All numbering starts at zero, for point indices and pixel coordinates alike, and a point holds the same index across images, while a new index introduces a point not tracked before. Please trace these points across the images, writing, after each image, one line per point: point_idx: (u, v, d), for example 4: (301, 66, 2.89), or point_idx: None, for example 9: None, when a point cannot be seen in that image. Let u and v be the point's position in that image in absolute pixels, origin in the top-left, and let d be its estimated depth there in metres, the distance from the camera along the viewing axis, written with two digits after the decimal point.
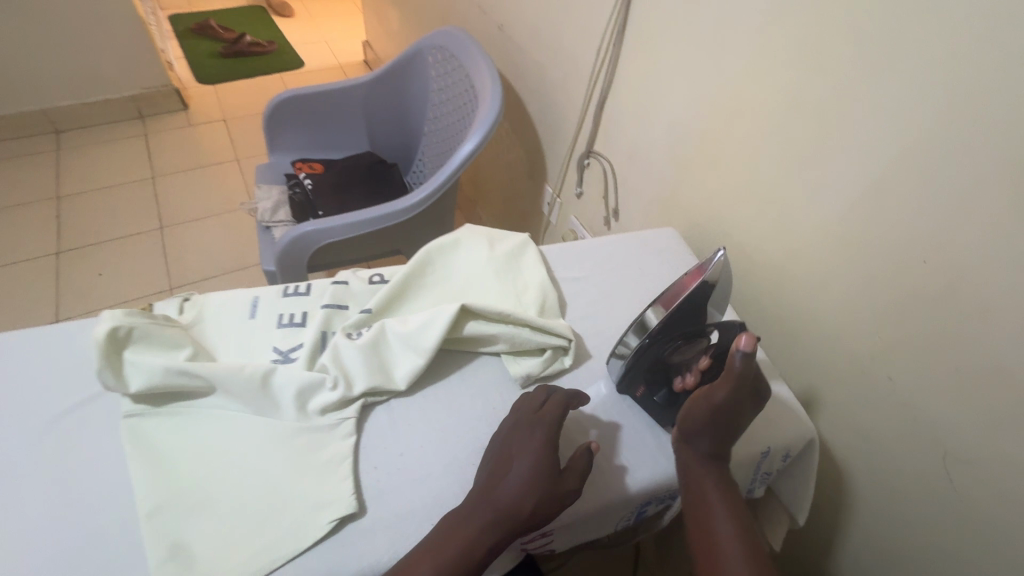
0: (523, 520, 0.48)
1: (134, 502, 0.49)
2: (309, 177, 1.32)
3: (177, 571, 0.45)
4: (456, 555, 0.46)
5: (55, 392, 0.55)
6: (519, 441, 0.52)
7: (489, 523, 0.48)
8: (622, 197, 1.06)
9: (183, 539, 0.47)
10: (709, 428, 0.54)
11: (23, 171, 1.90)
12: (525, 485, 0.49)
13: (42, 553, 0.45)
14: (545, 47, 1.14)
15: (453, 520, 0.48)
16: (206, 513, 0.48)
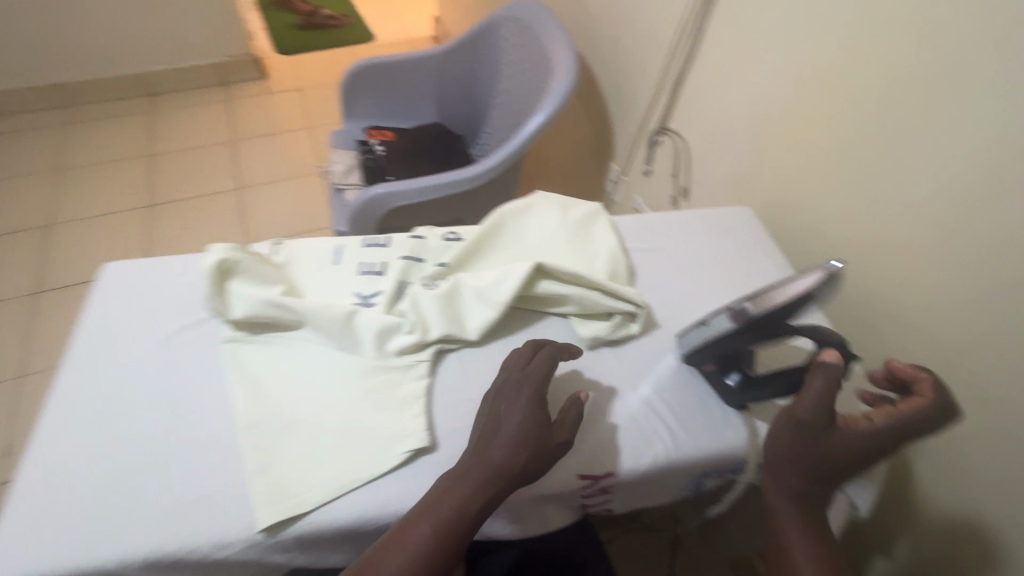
0: (517, 471, 0.48)
1: (233, 416, 0.54)
2: (381, 143, 1.38)
3: (270, 480, 0.50)
4: (455, 514, 0.45)
5: (167, 315, 0.61)
6: (507, 402, 0.51)
7: (486, 478, 0.47)
8: (693, 176, 1.04)
9: (275, 453, 0.51)
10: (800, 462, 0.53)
11: (119, 130, 2.05)
12: (516, 437, 0.48)
13: (158, 451, 0.51)
14: (622, 20, 1.11)
15: (451, 478, 0.47)
16: (295, 433, 0.53)
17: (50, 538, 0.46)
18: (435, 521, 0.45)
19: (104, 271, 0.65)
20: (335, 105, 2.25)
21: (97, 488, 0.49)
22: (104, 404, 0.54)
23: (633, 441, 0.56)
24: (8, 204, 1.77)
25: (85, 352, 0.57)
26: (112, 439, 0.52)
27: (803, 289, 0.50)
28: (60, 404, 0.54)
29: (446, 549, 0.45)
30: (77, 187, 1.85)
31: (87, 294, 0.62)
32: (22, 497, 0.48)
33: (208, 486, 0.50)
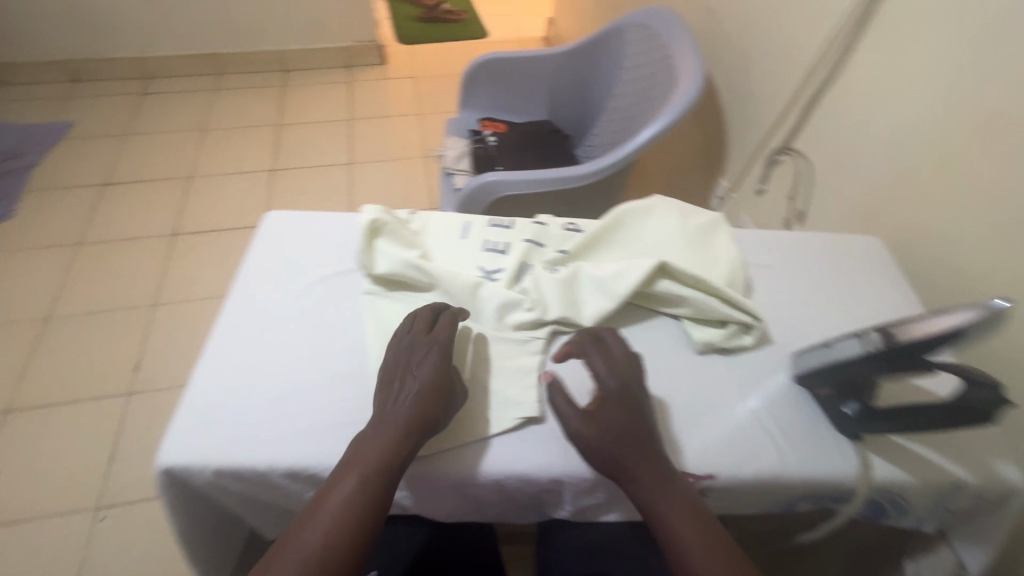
0: (424, 423, 0.52)
1: (367, 360, 0.60)
2: (493, 135, 1.44)
3: None
4: (366, 470, 0.48)
5: (317, 264, 0.69)
6: (414, 360, 0.55)
7: (397, 437, 0.50)
8: (813, 200, 1.01)
9: None
10: (619, 442, 0.51)
11: (256, 100, 2.27)
12: (423, 395, 0.52)
13: (305, 378, 0.58)
14: (757, 35, 1.09)
15: (363, 442, 0.50)
16: None
17: (212, 435, 0.54)
18: (359, 477, 0.48)
19: (266, 217, 0.74)
20: (445, 95, 2.36)
21: (254, 399, 0.56)
22: (263, 331, 0.62)
23: (737, 446, 0.56)
24: (159, 154, 2.02)
25: (249, 285, 0.66)
26: (267, 361, 0.59)
27: (948, 326, 0.47)
28: (226, 324, 0.62)
29: (366, 504, 0.47)
30: (216, 146, 2.07)
31: (253, 235, 0.72)
32: (194, 396, 0.56)
33: (344, 416, 0.56)
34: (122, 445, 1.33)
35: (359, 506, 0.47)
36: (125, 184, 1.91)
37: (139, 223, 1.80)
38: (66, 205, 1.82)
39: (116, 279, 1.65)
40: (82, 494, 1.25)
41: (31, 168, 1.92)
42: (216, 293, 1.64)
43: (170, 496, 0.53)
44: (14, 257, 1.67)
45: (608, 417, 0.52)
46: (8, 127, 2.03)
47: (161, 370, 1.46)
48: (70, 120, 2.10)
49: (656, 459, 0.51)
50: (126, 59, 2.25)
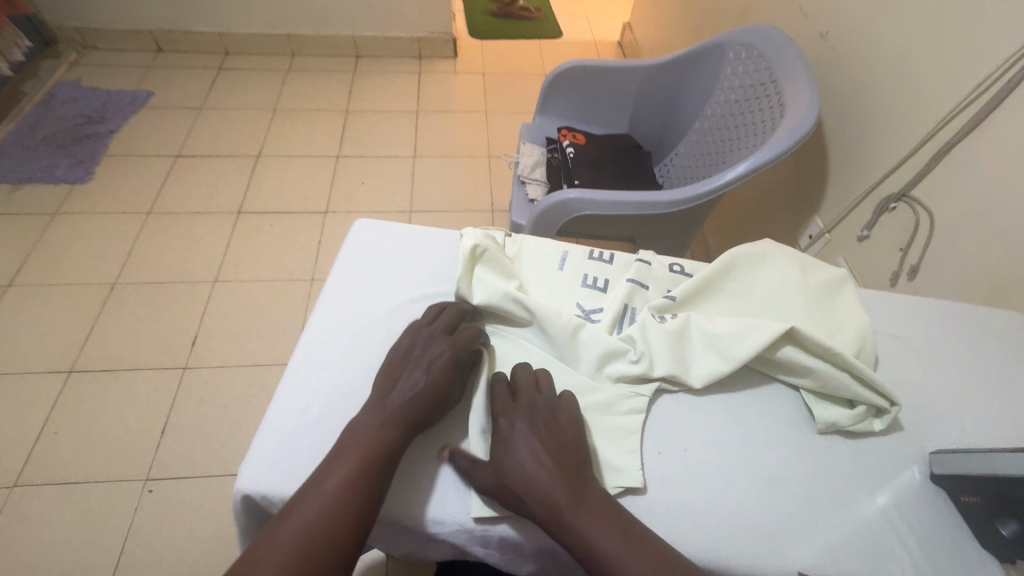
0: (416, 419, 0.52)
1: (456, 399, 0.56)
2: (572, 146, 1.35)
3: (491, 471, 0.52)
4: (363, 459, 0.47)
5: (406, 283, 0.66)
6: (425, 358, 0.55)
7: (393, 430, 0.50)
8: (930, 257, 0.91)
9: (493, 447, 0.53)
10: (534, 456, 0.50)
11: (327, 83, 2.28)
12: (422, 392, 0.53)
13: None
14: (884, 67, 0.99)
15: (357, 431, 0.50)
16: None
17: (291, 466, 0.51)
18: (355, 463, 0.47)
19: (356, 227, 0.72)
20: (513, 94, 2.31)
21: (338, 428, 0.53)
22: (349, 353, 0.59)
23: (867, 551, 0.49)
24: (231, 131, 2.05)
25: (336, 299, 0.63)
26: (352, 387, 0.56)
27: None
28: (312, 341, 0.60)
29: (361, 491, 0.46)
30: (285, 127, 2.08)
31: (342, 245, 0.69)
32: (276, 417, 0.54)
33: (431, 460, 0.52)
34: (173, 419, 1.34)
35: (353, 492, 0.46)
36: (196, 157, 1.94)
37: (206, 197, 1.82)
38: (140, 174, 1.87)
39: (181, 251, 1.67)
40: (132, 464, 1.27)
41: (111, 133, 1.98)
42: (274, 275, 1.64)
43: (245, 522, 0.51)
44: (89, 220, 1.72)
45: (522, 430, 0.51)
46: (93, 91, 2.10)
47: (216, 348, 1.47)
48: (150, 89, 2.15)
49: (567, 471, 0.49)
50: (207, 33, 2.29)
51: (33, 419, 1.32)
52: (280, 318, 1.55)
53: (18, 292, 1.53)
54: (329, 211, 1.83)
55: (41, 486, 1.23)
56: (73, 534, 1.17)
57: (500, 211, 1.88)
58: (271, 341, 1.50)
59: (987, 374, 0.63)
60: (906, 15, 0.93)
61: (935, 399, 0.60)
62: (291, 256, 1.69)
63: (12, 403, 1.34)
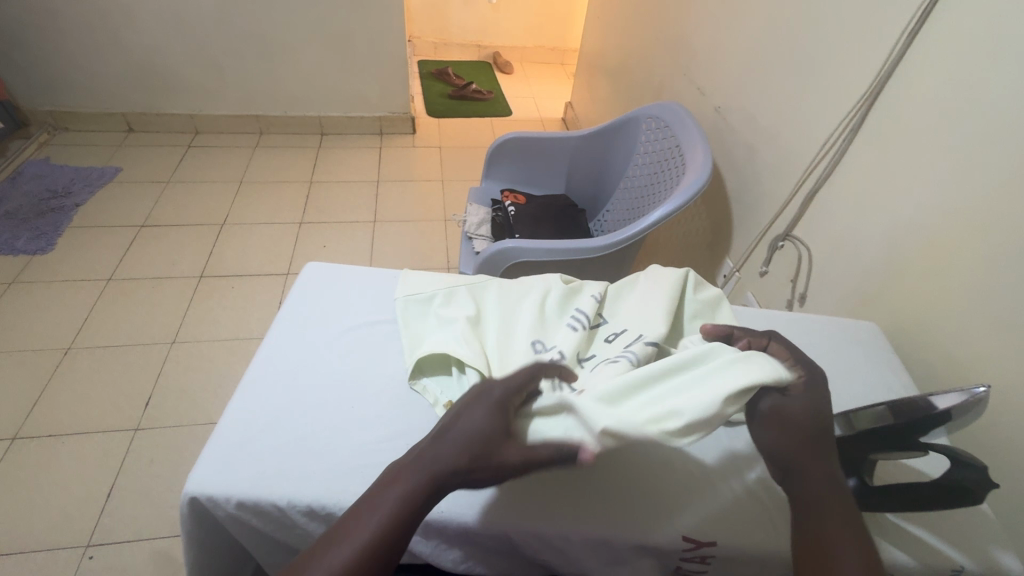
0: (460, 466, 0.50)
1: (390, 408, 0.64)
2: (513, 205, 1.51)
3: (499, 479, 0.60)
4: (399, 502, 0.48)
5: (349, 314, 0.75)
6: (471, 407, 0.54)
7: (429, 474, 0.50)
8: (813, 284, 1.07)
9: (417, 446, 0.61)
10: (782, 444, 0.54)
11: (294, 157, 2.44)
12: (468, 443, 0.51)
13: (330, 420, 0.62)
14: (762, 132, 1.19)
15: (395, 473, 0.51)
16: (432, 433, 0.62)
17: (235, 470, 0.56)
18: (399, 497, 0.48)
19: (306, 268, 0.81)
20: (468, 165, 2.52)
21: (281, 436, 0.60)
22: (294, 374, 0.66)
23: (738, 510, 0.58)
24: (197, 202, 2.15)
25: (285, 330, 0.71)
26: (297, 401, 0.63)
27: (948, 407, 0.51)
28: (262, 363, 0.67)
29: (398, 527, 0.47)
30: (251, 197, 2.20)
31: (293, 284, 0.78)
32: (225, 428, 0.60)
33: (365, 459, 0.59)
34: (121, 482, 1.32)
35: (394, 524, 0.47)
36: (161, 227, 2.02)
37: (169, 264, 1.88)
38: (102, 243, 1.92)
39: (141, 315, 1.71)
40: (75, 531, 1.23)
41: (76, 206, 2.05)
42: (233, 335, 1.69)
43: (190, 526, 0.56)
44: (47, 288, 1.75)
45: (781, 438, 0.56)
46: (61, 169, 2.19)
47: (170, 408, 1.48)
48: (119, 166, 2.26)
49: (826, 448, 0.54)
50: (178, 115, 2.45)
51: None
52: (238, 376, 1.58)
53: None
54: (291, 272, 1.91)
55: None
56: None
57: (456, 268, 2.00)
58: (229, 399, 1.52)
59: (838, 375, 0.75)
60: (774, 92, 1.15)
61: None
62: (251, 316, 1.75)
63: None
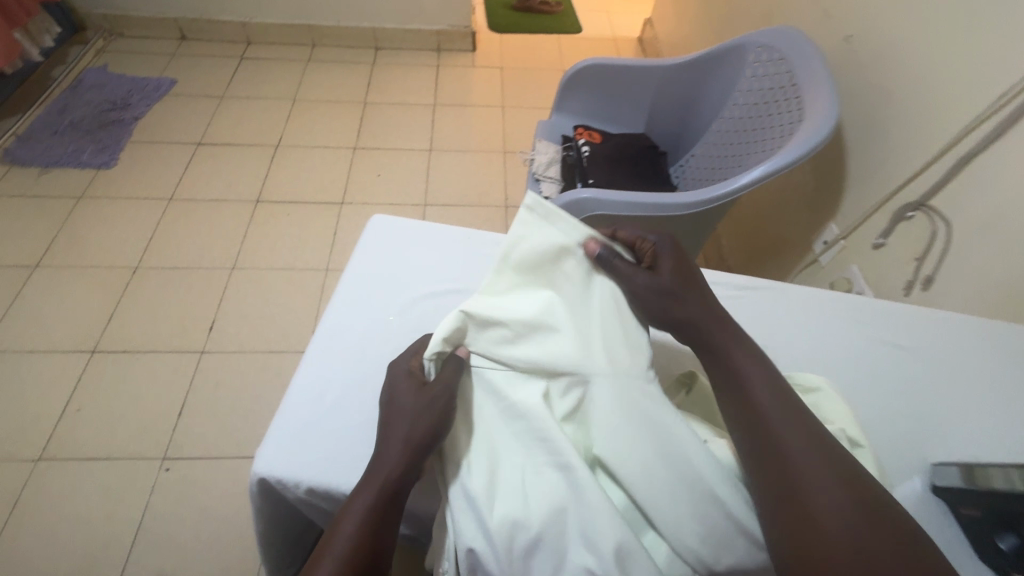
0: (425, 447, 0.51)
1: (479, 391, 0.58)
2: (588, 144, 1.35)
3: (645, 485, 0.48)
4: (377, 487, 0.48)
5: (416, 279, 0.68)
6: (403, 387, 0.54)
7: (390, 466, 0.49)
8: (943, 268, 0.91)
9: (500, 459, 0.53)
10: (674, 295, 0.59)
11: (348, 73, 2.30)
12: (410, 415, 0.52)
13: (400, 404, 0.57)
14: (909, 73, 0.97)
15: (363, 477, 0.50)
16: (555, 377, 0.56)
17: (301, 455, 0.52)
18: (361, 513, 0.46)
19: (372, 219, 0.75)
20: (530, 90, 2.31)
21: (349, 417, 0.55)
22: (362, 347, 0.61)
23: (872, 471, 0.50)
24: (252, 120, 2.08)
25: (351, 295, 0.65)
26: (366, 379, 0.58)
27: None
28: (328, 332, 0.62)
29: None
30: (304, 118, 2.11)
31: (359, 238, 0.72)
32: (292, 404, 0.56)
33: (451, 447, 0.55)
34: (190, 400, 1.38)
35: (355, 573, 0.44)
36: (217, 146, 1.98)
37: (227, 185, 1.86)
38: (163, 160, 1.91)
39: (202, 238, 1.71)
40: (151, 443, 1.31)
41: (136, 120, 2.02)
42: (290, 264, 1.68)
43: (260, 506, 0.53)
44: (114, 204, 1.77)
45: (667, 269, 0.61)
46: (119, 79, 2.14)
47: (231, 333, 1.51)
48: (174, 77, 2.19)
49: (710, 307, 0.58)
50: (230, 23, 2.32)
51: (57, 396, 1.36)
52: (296, 308, 1.59)
53: (47, 274, 1.58)
54: (345, 201, 1.86)
55: (64, 461, 1.27)
56: (94, 509, 1.21)
57: (514, 206, 1.90)
58: (287, 329, 1.54)
59: (966, 390, 0.64)
60: (931, 21, 0.92)
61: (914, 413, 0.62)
62: (307, 246, 1.72)
63: (36, 381, 1.38)
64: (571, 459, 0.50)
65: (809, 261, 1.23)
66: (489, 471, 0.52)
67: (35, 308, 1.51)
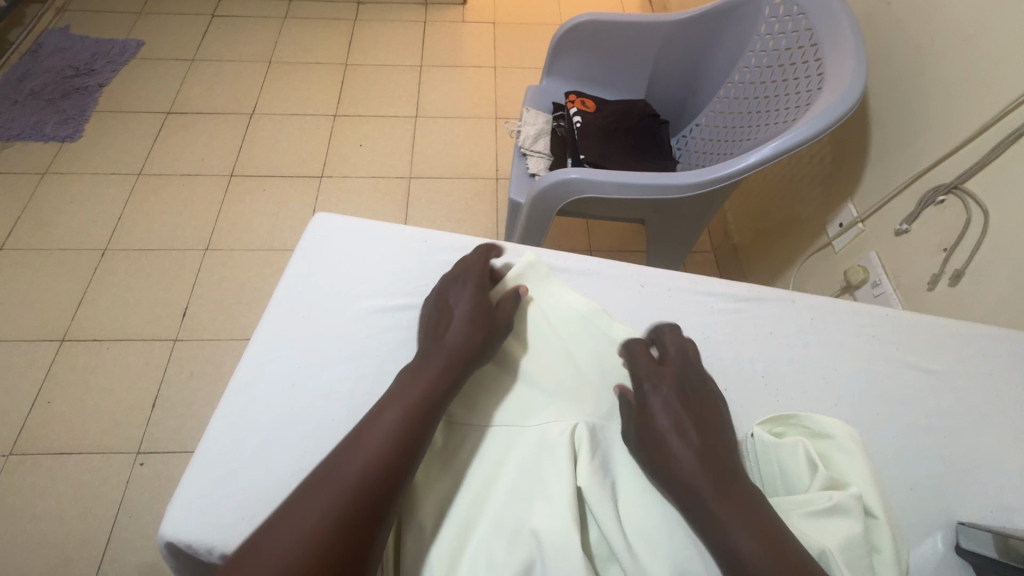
0: (410, 440, 0.51)
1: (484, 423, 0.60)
2: (580, 114, 1.21)
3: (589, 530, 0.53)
4: (349, 483, 0.47)
5: (351, 300, 0.67)
6: (451, 323, 0.62)
7: (378, 449, 0.50)
8: (974, 263, 0.81)
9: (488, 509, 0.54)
10: (683, 416, 0.57)
11: (328, 31, 2.13)
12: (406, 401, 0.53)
13: (334, 435, 0.57)
14: (947, 33, 0.83)
15: (338, 458, 0.49)
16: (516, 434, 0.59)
17: (217, 509, 0.51)
18: (343, 485, 0.47)
19: (305, 234, 0.73)
20: (526, 48, 2.13)
21: (271, 464, 0.54)
22: (291, 380, 0.60)
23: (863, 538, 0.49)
24: (224, 86, 1.93)
25: (279, 325, 0.64)
26: (292, 416, 0.57)
27: None
28: (249, 369, 0.60)
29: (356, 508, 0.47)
30: (282, 82, 1.96)
31: (289, 261, 0.70)
32: (209, 452, 0.54)
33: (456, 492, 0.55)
34: (164, 392, 1.33)
35: (342, 510, 0.46)
36: (188, 115, 1.85)
37: (200, 158, 1.75)
38: (130, 131, 1.79)
39: (173, 217, 1.62)
40: (124, 437, 1.27)
41: (101, 87, 1.88)
42: (268, 245, 1.58)
43: (175, 565, 0.52)
44: (80, 181, 1.67)
45: (679, 399, 0.59)
46: (81, 40, 1.99)
47: (206, 320, 1.44)
48: (140, 38, 2.03)
49: (695, 425, 0.57)
50: None
51: (25, 389, 1.31)
52: (274, 293, 1.51)
53: (11, 257, 1.50)
54: (325, 174, 1.74)
55: (36, 456, 1.23)
56: (67, 506, 1.18)
57: (506, 178, 1.77)
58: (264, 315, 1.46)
59: (957, 421, 0.66)
60: None
61: (897, 441, 0.64)
62: (285, 224, 1.63)
63: (4, 373, 1.33)
64: (537, 523, 0.51)
65: (821, 245, 1.12)
66: (468, 525, 0.53)
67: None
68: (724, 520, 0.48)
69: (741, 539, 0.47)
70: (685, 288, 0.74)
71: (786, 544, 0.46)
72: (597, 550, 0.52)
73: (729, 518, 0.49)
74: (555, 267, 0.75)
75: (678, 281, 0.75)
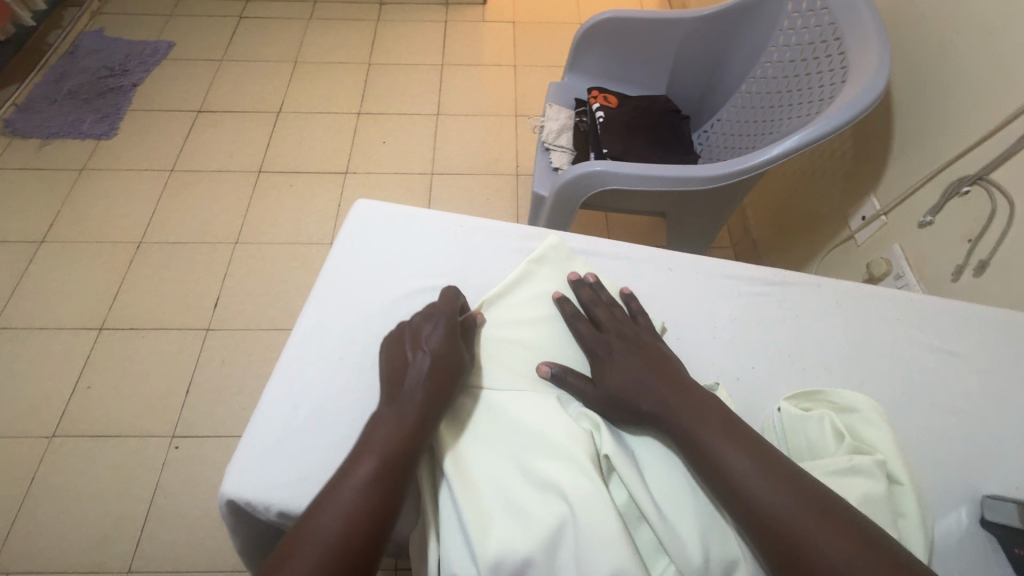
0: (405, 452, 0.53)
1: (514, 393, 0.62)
2: (602, 109, 1.23)
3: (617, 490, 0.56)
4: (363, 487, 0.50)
5: (391, 283, 0.70)
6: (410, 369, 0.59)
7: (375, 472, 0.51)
8: (1000, 253, 0.81)
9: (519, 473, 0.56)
10: (640, 374, 0.62)
11: (352, 32, 2.18)
12: (384, 450, 0.52)
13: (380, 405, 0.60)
14: (972, 26, 0.84)
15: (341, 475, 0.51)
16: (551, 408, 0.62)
17: (270, 472, 0.54)
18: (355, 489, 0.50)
19: (347, 221, 0.76)
20: (545, 47, 2.15)
21: (320, 432, 0.57)
22: (337, 356, 0.63)
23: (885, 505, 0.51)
24: (251, 85, 1.98)
25: (324, 305, 0.67)
26: (337, 390, 0.60)
27: None
28: (297, 346, 0.64)
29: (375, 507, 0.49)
30: (308, 81, 2.01)
31: (332, 246, 0.73)
32: (262, 421, 0.58)
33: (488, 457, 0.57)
34: (197, 379, 1.38)
35: (369, 501, 0.49)
36: (218, 113, 1.90)
37: (229, 155, 1.80)
38: (163, 129, 1.85)
39: (204, 211, 1.67)
40: (159, 422, 1.32)
41: (134, 86, 1.95)
42: (295, 239, 1.63)
43: (232, 523, 0.56)
44: (115, 176, 1.73)
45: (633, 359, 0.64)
46: (116, 42, 2.06)
47: (236, 310, 1.49)
48: (172, 39, 2.10)
49: (683, 385, 0.61)
50: None
51: (67, 374, 1.37)
52: (301, 285, 1.55)
53: (52, 249, 1.57)
54: (349, 170, 1.78)
55: (77, 438, 1.29)
56: (107, 485, 1.23)
57: (526, 174, 1.80)
58: (291, 307, 1.50)
59: (981, 403, 0.67)
60: None
61: (922, 422, 0.65)
62: (311, 218, 1.67)
63: (47, 359, 1.39)
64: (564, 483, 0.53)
65: (843, 238, 1.12)
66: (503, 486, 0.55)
67: (41, 285, 1.50)
68: (740, 470, 0.52)
69: (763, 492, 0.50)
70: (711, 275, 0.76)
71: (813, 492, 0.50)
72: (625, 510, 0.55)
73: (741, 464, 0.53)
74: (580, 251, 0.77)
75: (703, 267, 0.77)
